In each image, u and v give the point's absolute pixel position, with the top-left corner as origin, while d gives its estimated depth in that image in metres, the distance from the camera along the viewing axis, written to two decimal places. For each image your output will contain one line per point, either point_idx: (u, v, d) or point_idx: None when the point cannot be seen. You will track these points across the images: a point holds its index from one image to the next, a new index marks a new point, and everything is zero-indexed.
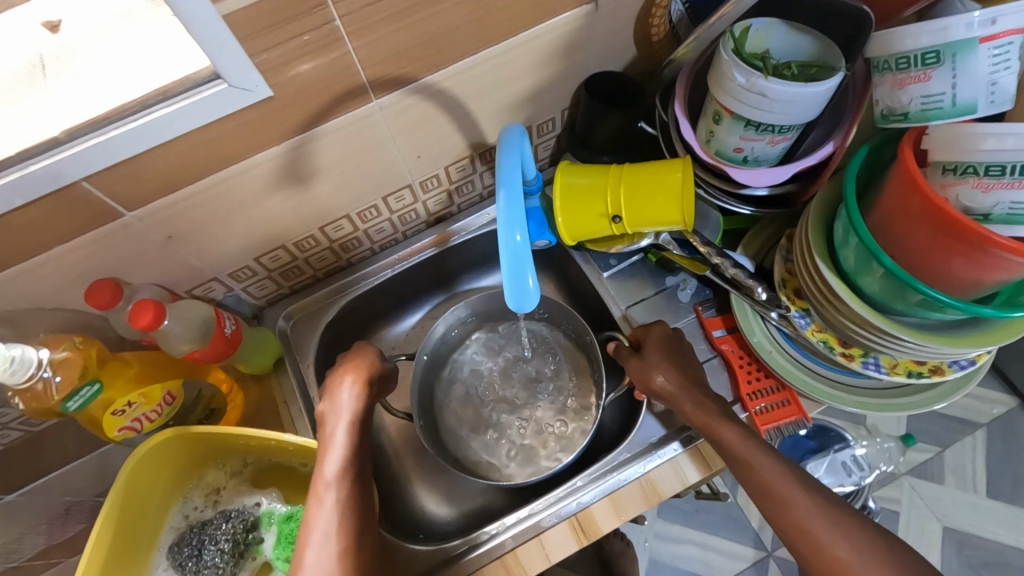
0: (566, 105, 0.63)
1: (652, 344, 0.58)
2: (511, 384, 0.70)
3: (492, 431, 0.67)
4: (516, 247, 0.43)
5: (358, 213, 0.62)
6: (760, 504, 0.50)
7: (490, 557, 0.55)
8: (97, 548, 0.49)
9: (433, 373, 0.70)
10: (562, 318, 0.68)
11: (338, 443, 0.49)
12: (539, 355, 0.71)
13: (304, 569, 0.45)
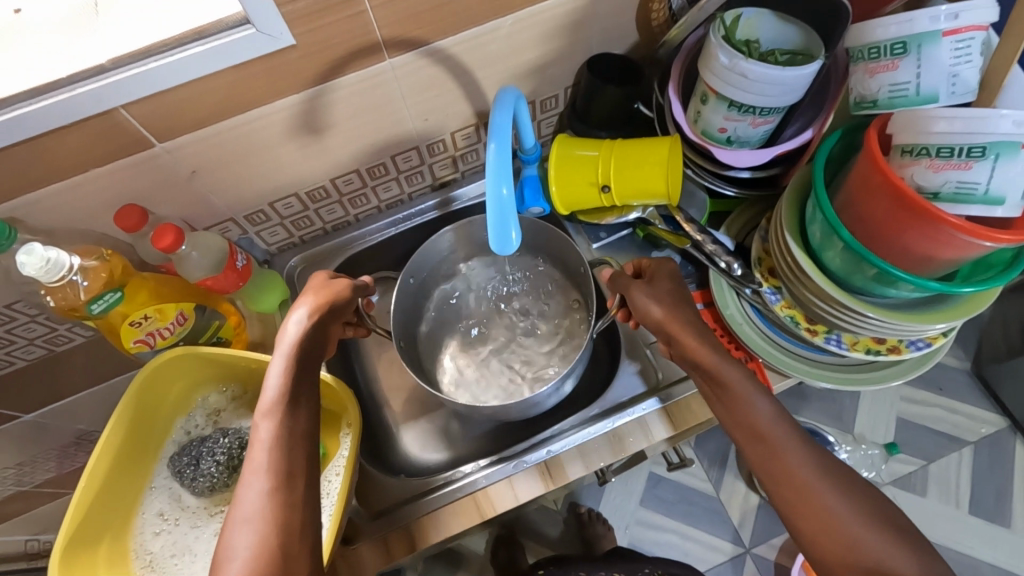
0: (569, 83, 0.67)
1: (656, 275, 0.57)
2: (502, 319, 0.73)
3: (481, 361, 0.71)
4: (502, 199, 0.48)
5: (367, 170, 0.66)
6: (747, 449, 0.51)
7: (462, 493, 0.59)
8: (106, 447, 0.54)
9: (416, 295, 0.71)
10: (554, 250, 0.71)
11: (277, 372, 0.49)
12: (532, 293, 0.74)
13: (237, 504, 0.44)
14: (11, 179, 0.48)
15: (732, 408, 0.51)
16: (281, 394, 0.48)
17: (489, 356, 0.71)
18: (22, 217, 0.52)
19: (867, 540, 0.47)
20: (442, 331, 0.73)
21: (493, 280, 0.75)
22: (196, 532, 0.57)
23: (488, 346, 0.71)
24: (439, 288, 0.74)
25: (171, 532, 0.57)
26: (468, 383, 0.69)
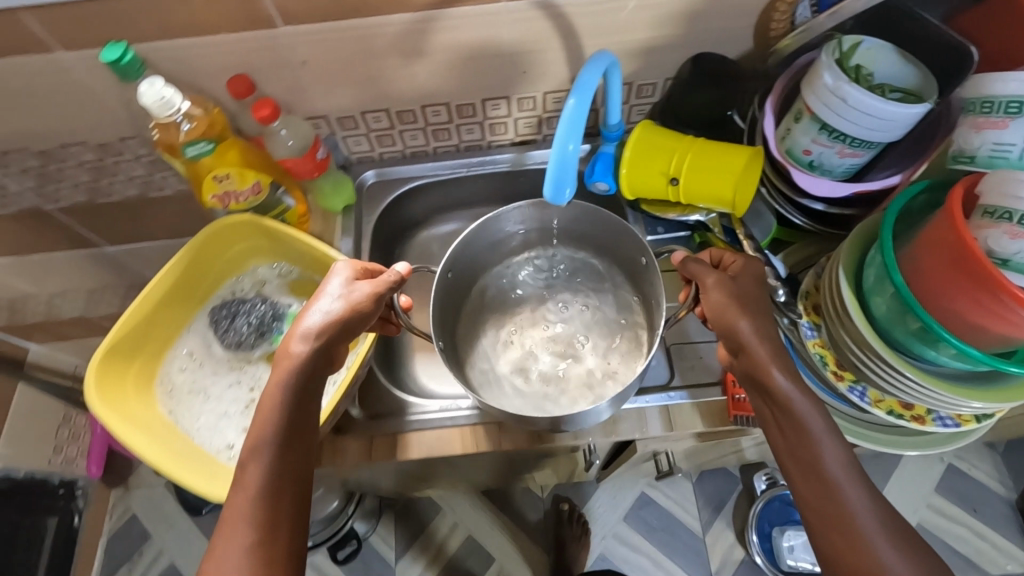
0: (670, 75, 0.67)
1: (740, 272, 0.56)
2: (562, 316, 0.70)
3: (519, 367, 0.67)
4: (566, 154, 0.50)
5: (458, 106, 0.70)
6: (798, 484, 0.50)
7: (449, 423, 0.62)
8: (164, 277, 0.61)
9: (455, 291, 0.69)
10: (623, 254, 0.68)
11: (270, 407, 0.49)
12: (597, 295, 0.71)
13: (214, 557, 0.44)
14: (155, 23, 0.55)
15: (799, 443, 0.50)
16: (280, 432, 0.48)
17: (531, 354, 0.68)
18: (154, 62, 0.58)
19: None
20: (480, 334, 0.70)
21: (563, 274, 0.73)
22: (214, 378, 0.62)
23: (530, 349, 0.68)
24: (483, 278, 0.72)
25: (193, 371, 0.63)
26: (498, 387, 0.65)
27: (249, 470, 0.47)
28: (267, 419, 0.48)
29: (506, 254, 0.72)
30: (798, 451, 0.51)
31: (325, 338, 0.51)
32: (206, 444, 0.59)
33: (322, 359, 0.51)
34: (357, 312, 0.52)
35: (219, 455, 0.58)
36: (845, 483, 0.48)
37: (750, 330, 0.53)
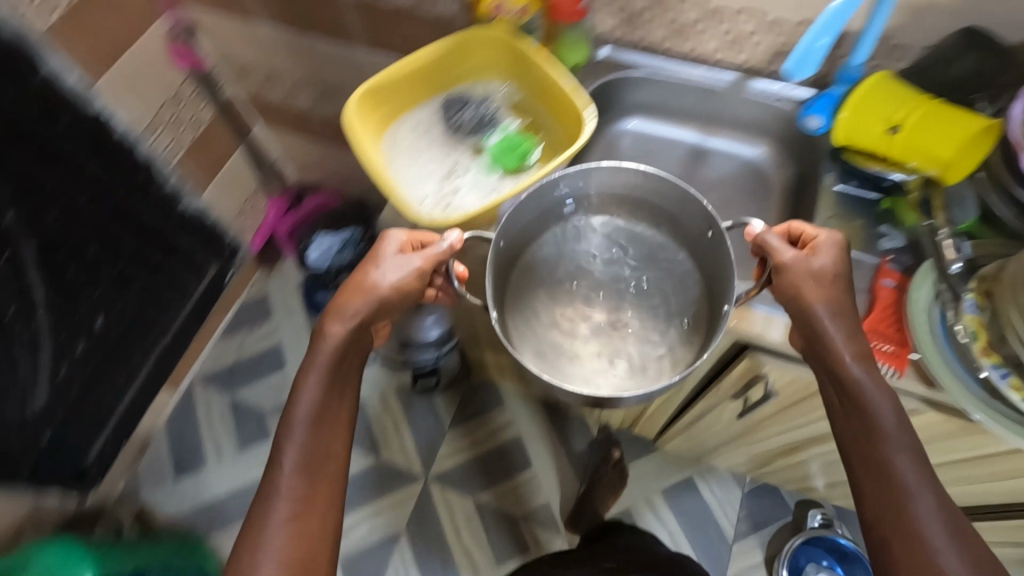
0: (933, 38, 0.74)
1: (818, 251, 0.66)
2: (609, 277, 0.80)
3: (550, 332, 0.76)
4: (815, 46, 0.65)
5: (714, 11, 0.75)
6: (858, 462, 0.66)
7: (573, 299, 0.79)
8: (427, 55, 0.73)
9: (508, 256, 0.77)
10: (699, 247, 0.76)
11: (308, 390, 0.72)
12: (652, 263, 0.80)
13: (269, 520, 0.67)
14: None
15: (863, 426, 0.65)
16: (320, 398, 0.72)
17: (570, 317, 0.78)
18: None
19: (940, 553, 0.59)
20: (529, 304, 0.78)
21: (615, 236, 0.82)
22: (428, 150, 0.75)
23: (588, 319, 0.77)
24: (541, 241, 0.80)
25: (415, 138, 0.75)
26: (534, 353, 0.75)
27: (284, 452, 0.70)
28: (306, 400, 0.71)
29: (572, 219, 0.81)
30: (860, 428, 0.66)
31: (363, 314, 0.73)
32: (409, 193, 0.72)
33: (358, 332, 0.74)
34: (394, 295, 0.73)
35: (416, 202, 0.71)
36: (899, 460, 0.63)
37: (825, 315, 0.65)
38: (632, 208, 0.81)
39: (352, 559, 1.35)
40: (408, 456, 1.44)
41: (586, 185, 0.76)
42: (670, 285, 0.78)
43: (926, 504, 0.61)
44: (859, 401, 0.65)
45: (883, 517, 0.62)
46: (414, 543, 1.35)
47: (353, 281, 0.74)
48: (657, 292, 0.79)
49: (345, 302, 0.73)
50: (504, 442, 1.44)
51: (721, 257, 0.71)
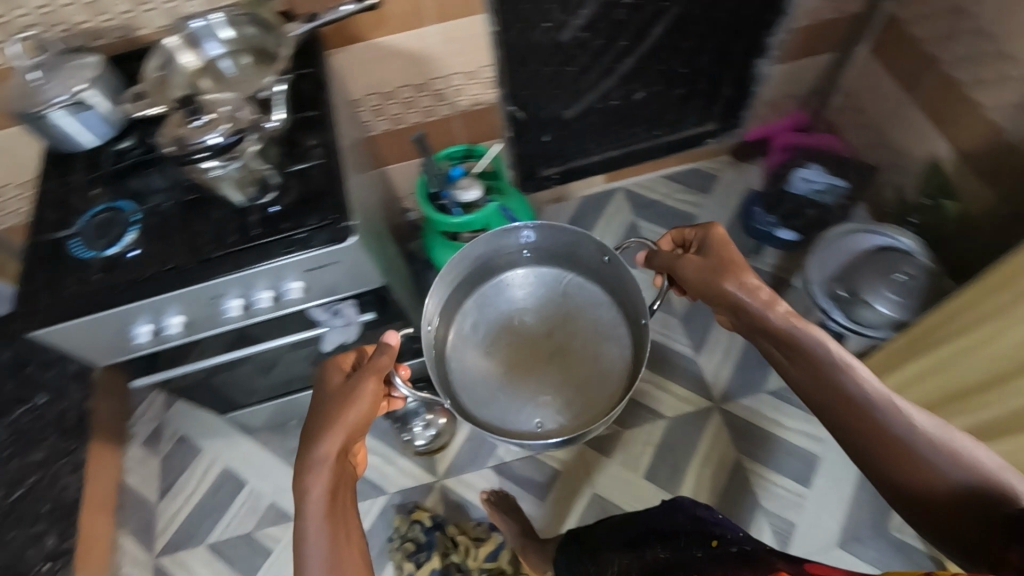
0: None
1: (710, 248, 0.91)
2: (539, 306, 1.07)
3: (507, 340, 1.05)
4: None
5: None
6: (828, 407, 0.76)
7: (552, 326, 1.05)
8: None
9: (456, 298, 1.06)
10: (554, 316, 1.06)
11: (312, 539, 0.69)
12: (556, 300, 1.08)
13: None
14: None
15: (810, 364, 0.78)
16: (329, 542, 0.69)
17: (504, 341, 1.04)
18: None
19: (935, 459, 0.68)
20: (468, 334, 1.05)
21: (528, 289, 1.09)
22: None
23: (501, 351, 1.04)
24: (481, 287, 1.08)
25: None
26: (487, 360, 1.03)
27: None
28: (315, 548, 0.68)
29: (509, 271, 1.10)
30: (812, 376, 0.78)
31: (341, 433, 0.76)
32: None
33: (340, 458, 0.76)
34: (361, 409, 0.79)
35: None
36: (853, 383, 0.74)
37: (737, 289, 0.85)
38: (529, 271, 1.10)
39: None
40: (717, 375, 1.46)
41: (528, 240, 1.05)
42: (587, 330, 1.05)
43: (888, 406, 0.72)
44: (793, 347, 0.80)
45: (866, 433, 0.72)
46: (669, 430, 1.41)
47: (317, 426, 0.78)
48: (568, 341, 1.04)
49: (316, 449, 0.75)
50: (784, 439, 1.38)
51: (624, 275, 1.00)
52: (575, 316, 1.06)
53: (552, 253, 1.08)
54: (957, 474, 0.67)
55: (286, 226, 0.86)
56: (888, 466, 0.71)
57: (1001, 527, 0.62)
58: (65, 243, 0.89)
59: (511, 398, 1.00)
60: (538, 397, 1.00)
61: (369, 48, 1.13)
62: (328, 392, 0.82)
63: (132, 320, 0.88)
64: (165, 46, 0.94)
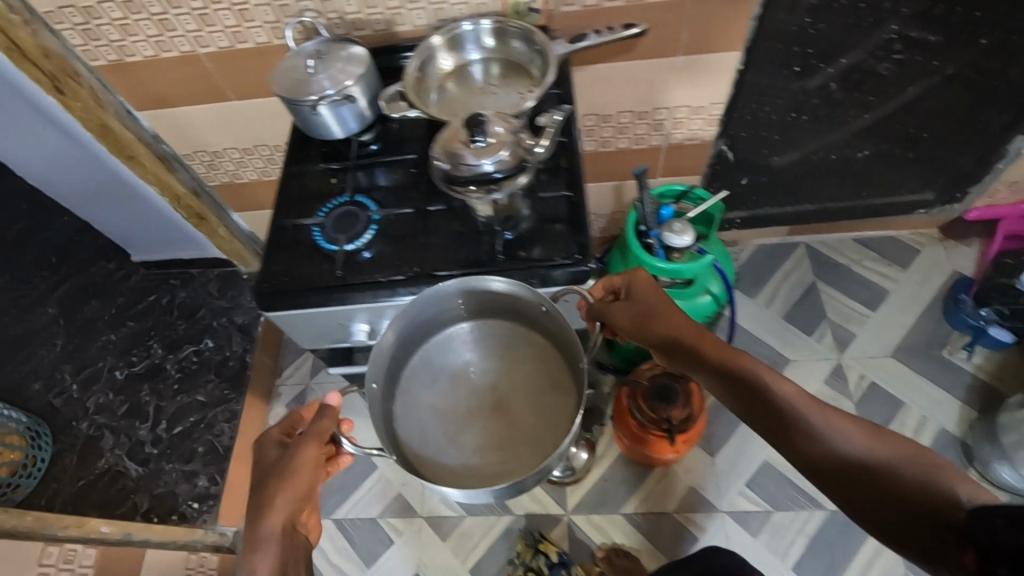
0: None
1: (635, 292, 0.87)
2: (481, 361, 0.88)
3: (452, 401, 0.86)
4: None
5: None
6: (777, 430, 0.71)
7: (500, 385, 0.86)
8: None
9: (399, 359, 0.87)
10: (502, 366, 0.87)
11: None
12: (502, 348, 0.89)
13: None
14: None
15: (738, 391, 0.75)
16: None
17: (446, 396, 0.86)
18: None
19: (862, 452, 0.66)
20: (410, 394, 0.87)
21: (468, 338, 0.90)
22: None
23: (452, 417, 0.84)
24: (418, 350, 0.89)
25: None
26: (427, 418, 0.84)
27: None
28: None
29: (442, 328, 0.90)
30: (750, 399, 0.74)
31: (287, 507, 0.77)
32: None
33: (290, 534, 0.76)
34: (301, 482, 0.78)
35: None
36: (779, 390, 0.72)
37: (663, 325, 0.82)
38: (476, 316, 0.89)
39: (777, 473, 1.35)
40: None
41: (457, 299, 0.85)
42: (533, 385, 0.86)
43: (804, 406, 0.70)
44: (725, 374, 0.76)
45: (782, 438, 0.70)
46: (827, 525, 1.28)
47: (259, 499, 0.77)
48: (518, 404, 0.84)
49: (267, 527, 0.75)
50: None
51: (561, 326, 0.80)
52: (527, 378, 0.86)
53: (506, 307, 0.86)
54: (885, 460, 0.64)
55: (526, 256, 0.84)
56: (812, 466, 0.68)
57: (943, 515, 0.57)
58: (311, 232, 0.90)
59: (464, 457, 0.81)
60: (478, 461, 0.81)
61: (607, 70, 1.07)
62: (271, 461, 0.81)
63: (355, 318, 0.89)
64: (429, 47, 0.93)
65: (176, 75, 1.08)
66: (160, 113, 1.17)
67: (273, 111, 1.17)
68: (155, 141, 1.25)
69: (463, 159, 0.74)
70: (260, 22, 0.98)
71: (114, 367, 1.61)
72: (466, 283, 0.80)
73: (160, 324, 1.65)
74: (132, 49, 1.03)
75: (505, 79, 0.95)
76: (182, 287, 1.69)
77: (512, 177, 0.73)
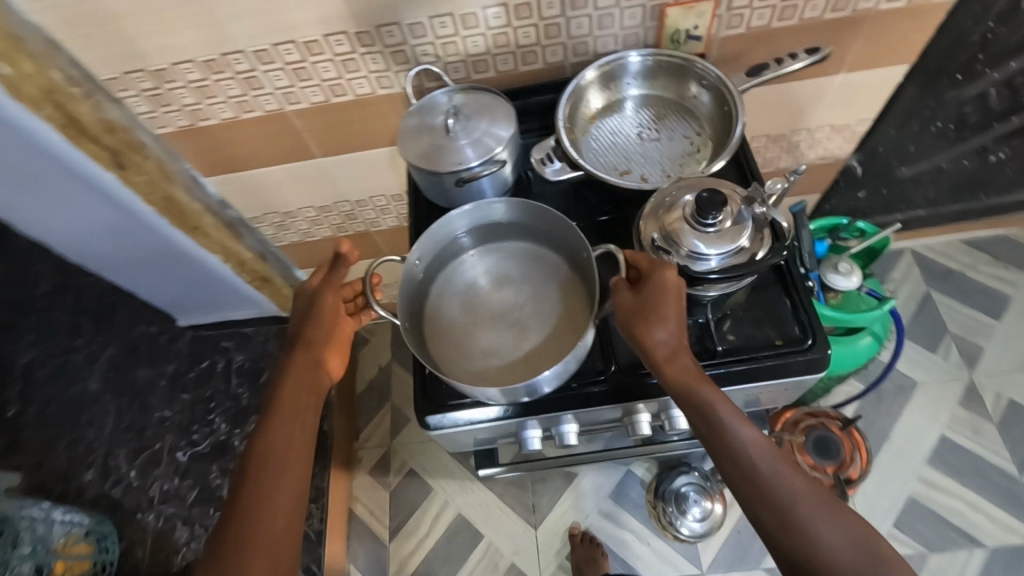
0: None
1: (652, 284, 0.62)
2: (505, 281, 0.77)
3: (475, 316, 0.75)
4: None
5: None
6: (733, 476, 0.59)
7: (522, 302, 0.75)
8: None
9: (435, 262, 0.78)
10: (528, 282, 0.77)
11: (275, 411, 0.71)
12: (528, 269, 0.77)
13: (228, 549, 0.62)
14: None
15: (714, 441, 0.59)
16: (274, 422, 0.70)
17: (468, 313, 0.75)
18: None
19: (812, 523, 0.55)
20: (437, 303, 0.77)
21: (513, 254, 0.79)
22: None
23: (476, 330, 0.74)
24: (452, 264, 0.79)
25: None
26: (460, 317, 0.75)
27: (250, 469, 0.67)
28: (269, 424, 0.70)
29: (465, 247, 0.79)
30: (707, 431, 0.59)
31: (312, 346, 0.76)
32: None
33: (312, 371, 0.75)
34: (322, 330, 0.78)
35: None
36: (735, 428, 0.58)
37: (658, 333, 0.60)
38: (517, 234, 0.79)
39: (925, 509, 1.24)
40: None
41: (482, 213, 0.76)
42: (546, 300, 0.75)
43: (757, 457, 0.58)
44: (688, 401, 0.59)
45: (744, 492, 0.57)
46: (991, 564, 1.19)
47: (293, 341, 0.78)
48: (539, 323, 0.73)
49: (295, 358, 0.76)
50: None
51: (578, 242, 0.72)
52: (567, 291, 0.75)
53: (528, 226, 0.77)
54: (846, 558, 0.53)
55: (743, 342, 0.69)
56: (764, 526, 0.57)
57: None
58: (451, 306, 0.76)
59: (477, 375, 0.70)
60: (493, 372, 0.70)
61: (754, 94, 0.93)
62: (298, 299, 0.81)
63: (529, 424, 0.74)
64: (582, 82, 0.80)
65: (258, 134, 0.93)
66: (230, 177, 1.02)
67: (362, 165, 1.01)
68: (222, 207, 1.09)
69: (690, 247, 0.60)
70: (366, 71, 0.83)
71: (174, 448, 1.46)
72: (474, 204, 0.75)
73: (218, 396, 1.52)
74: (207, 112, 0.87)
75: (661, 120, 0.81)
76: (237, 349, 1.56)
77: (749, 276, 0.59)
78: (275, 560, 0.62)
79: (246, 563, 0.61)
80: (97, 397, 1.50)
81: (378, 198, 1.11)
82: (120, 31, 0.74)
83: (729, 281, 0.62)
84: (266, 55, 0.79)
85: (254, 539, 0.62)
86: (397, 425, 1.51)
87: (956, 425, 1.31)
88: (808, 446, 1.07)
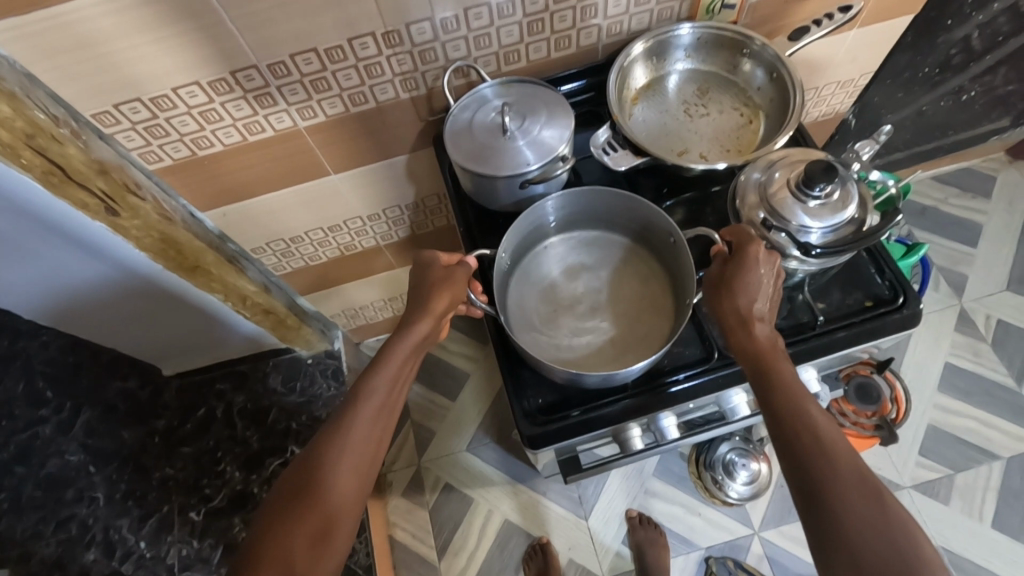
0: None
1: (737, 256, 0.60)
2: (586, 271, 0.73)
3: (557, 303, 0.71)
4: None
5: None
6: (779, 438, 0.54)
7: (614, 296, 0.71)
8: None
9: (521, 245, 0.73)
10: (612, 271, 0.73)
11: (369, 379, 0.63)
12: (614, 262, 0.73)
13: (284, 513, 0.57)
14: None
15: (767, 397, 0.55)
16: (364, 395, 0.63)
17: (554, 297, 0.71)
18: None
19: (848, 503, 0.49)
20: (514, 289, 0.72)
21: (596, 244, 0.75)
22: None
23: (557, 314, 0.70)
24: (534, 250, 0.74)
25: None
26: (535, 303, 0.71)
27: (331, 432, 0.61)
28: (359, 390, 0.63)
29: (547, 235, 0.74)
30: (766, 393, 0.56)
31: (427, 326, 0.66)
32: None
33: (419, 349, 0.67)
34: (439, 313, 0.67)
35: None
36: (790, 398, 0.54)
37: (734, 299, 0.59)
38: (602, 223, 0.75)
39: (945, 433, 1.32)
40: None
41: (568, 205, 0.72)
42: (635, 294, 0.71)
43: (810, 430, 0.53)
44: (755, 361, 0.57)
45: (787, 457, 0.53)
46: (1008, 473, 1.28)
47: (417, 293, 0.68)
48: (633, 310, 0.70)
49: (408, 329, 0.66)
50: None
51: (665, 229, 0.69)
52: (671, 276, 0.71)
53: (626, 219, 0.72)
54: (870, 553, 0.47)
55: (835, 310, 0.69)
56: (796, 493, 0.52)
57: None
58: (529, 301, 0.71)
59: (559, 360, 0.67)
60: (576, 357, 0.67)
61: None
62: (426, 264, 0.69)
63: (630, 427, 0.71)
64: (629, 57, 0.77)
65: (265, 157, 0.83)
66: (233, 208, 0.92)
67: (378, 177, 0.93)
68: (221, 242, 0.99)
69: (796, 221, 0.60)
70: (391, 74, 0.76)
71: (185, 507, 1.33)
72: (564, 196, 0.70)
73: (224, 443, 1.39)
74: (210, 139, 0.77)
75: (706, 95, 0.79)
76: (236, 391, 1.44)
77: (853, 250, 0.58)
78: (351, 497, 0.59)
79: (330, 488, 0.58)
80: (81, 470, 1.33)
81: (390, 211, 1.04)
82: (108, 55, 0.63)
83: (826, 258, 0.62)
84: (277, 69, 0.71)
85: (341, 466, 0.59)
86: (423, 441, 1.45)
87: (959, 352, 1.40)
88: (859, 382, 1.09)
